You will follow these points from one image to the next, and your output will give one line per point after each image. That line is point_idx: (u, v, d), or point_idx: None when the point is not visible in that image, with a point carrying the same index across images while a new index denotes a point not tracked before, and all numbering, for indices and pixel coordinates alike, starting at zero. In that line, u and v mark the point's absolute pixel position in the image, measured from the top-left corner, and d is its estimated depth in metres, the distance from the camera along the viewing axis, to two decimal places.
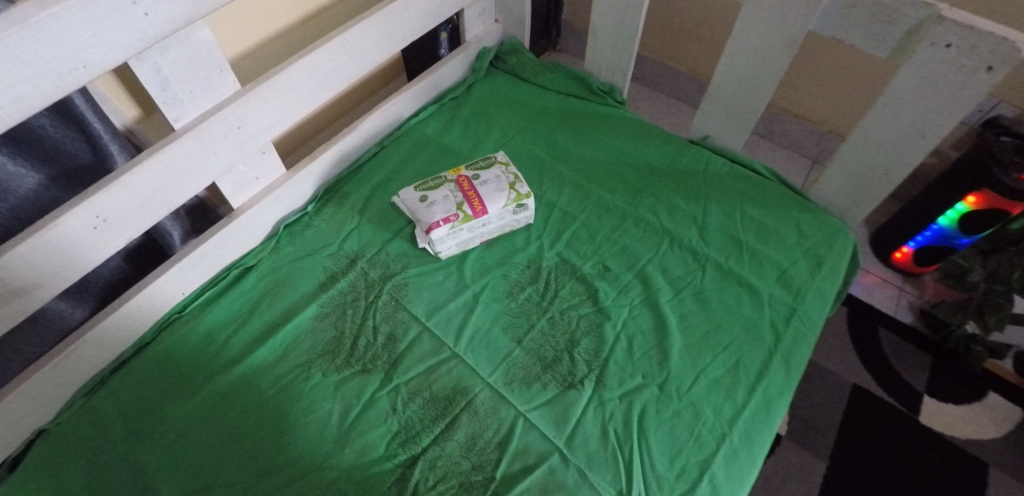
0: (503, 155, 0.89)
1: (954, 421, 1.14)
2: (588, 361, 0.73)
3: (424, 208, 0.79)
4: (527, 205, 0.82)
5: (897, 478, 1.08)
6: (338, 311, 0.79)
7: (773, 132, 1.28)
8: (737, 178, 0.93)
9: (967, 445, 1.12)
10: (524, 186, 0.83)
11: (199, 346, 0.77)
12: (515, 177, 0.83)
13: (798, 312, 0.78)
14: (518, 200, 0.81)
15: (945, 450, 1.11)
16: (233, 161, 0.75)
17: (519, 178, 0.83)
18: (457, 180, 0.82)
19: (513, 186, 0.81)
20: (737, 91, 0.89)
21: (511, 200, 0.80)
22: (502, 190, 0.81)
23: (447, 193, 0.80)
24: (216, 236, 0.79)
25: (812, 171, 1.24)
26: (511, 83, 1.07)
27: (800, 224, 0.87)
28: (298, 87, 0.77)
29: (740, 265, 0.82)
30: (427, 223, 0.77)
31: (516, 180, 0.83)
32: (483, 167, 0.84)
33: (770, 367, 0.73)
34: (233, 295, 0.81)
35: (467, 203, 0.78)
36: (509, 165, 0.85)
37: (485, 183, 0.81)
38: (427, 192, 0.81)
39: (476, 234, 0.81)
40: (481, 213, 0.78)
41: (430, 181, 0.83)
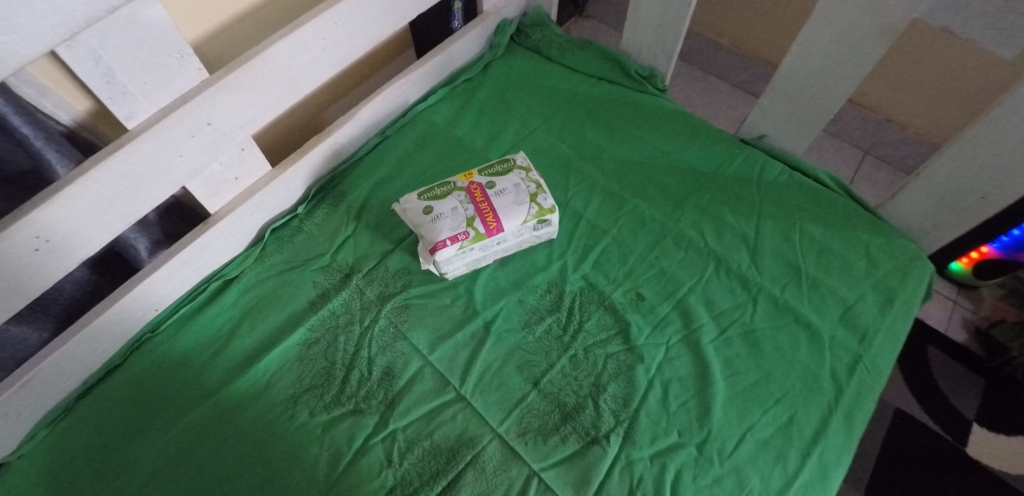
0: (524, 157, 0.74)
1: (1009, 458, 0.98)
2: (615, 411, 0.63)
3: (429, 222, 0.67)
4: (550, 220, 0.69)
5: None
6: (329, 336, 0.69)
7: None
8: (797, 188, 0.79)
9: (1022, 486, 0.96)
10: (548, 198, 0.69)
11: (174, 372, 0.68)
12: (538, 186, 0.70)
13: (863, 360, 0.67)
14: (539, 216, 0.68)
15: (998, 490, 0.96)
16: (204, 161, 0.63)
17: (542, 188, 0.70)
18: (469, 188, 0.69)
19: (535, 198, 0.68)
20: (807, 86, 0.74)
21: (532, 215, 0.67)
22: (522, 203, 0.68)
23: (456, 204, 0.67)
24: (191, 246, 0.69)
25: (864, 161, 1.15)
26: (534, 62, 0.93)
27: (869, 249, 0.74)
28: (281, 73, 0.65)
29: (797, 298, 0.70)
30: (431, 242, 0.66)
31: (539, 190, 0.69)
32: (501, 172, 0.71)
33: (829, 427, 0.62)
34: (212, 312, 0.71)
35: (480, 218, 0.66)
36: (530, 171, 0.71)
37: (502, 193, 0.68)
38: (431, 201, 0.68)
39: (489, 252, 0.69)
40: (496, 231, 0.66)
41: (437, 188, 0.70)
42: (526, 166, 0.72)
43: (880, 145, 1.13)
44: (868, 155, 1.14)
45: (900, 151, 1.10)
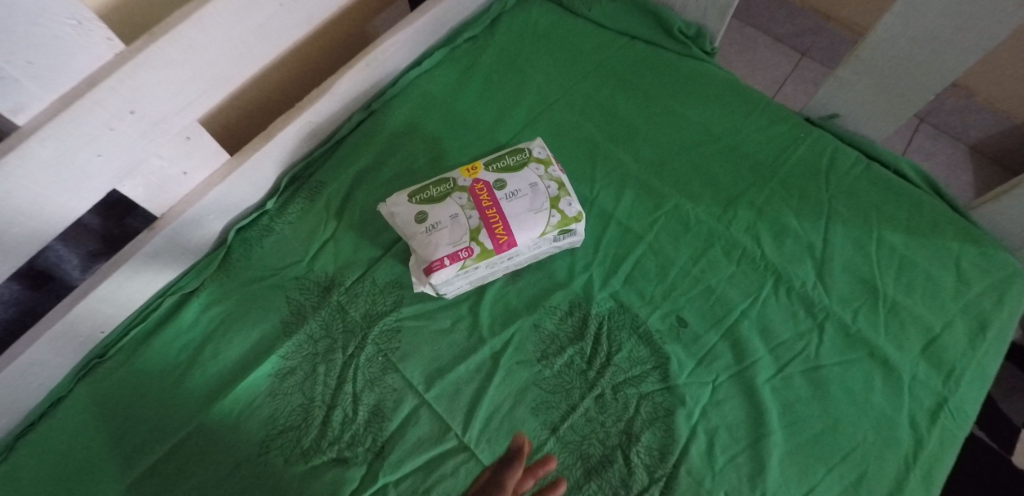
0: (541, 143, 0.61)
1: None
2: (650, 467, 0.52)
3: (423, 234, 0.54)
4: (574, 230, 0.56)
5: None
6: (306, 367, 0.57)
7: None
8: (875, 183, 0.64)
9: None
10: (572, 203, 0.57)
11: (126, 407, 0.57)
12: (558, 186, 0.57)
13: (949, 404, 0.55)
14: (561, 226, 0.55)
15: None
16: (135, 157, 0.50)
17: (563, 189, 0.57)
18: (473, 189, 0.56)
19: (556, 203, 0.56)
20: (908, 55, 0.58)
21: (552, 226, 0.55)
22: (540, 210, 0.55)
23: (457, 211, 0.55)
24: (135, 257, 0.57)
25: (916, 132, 1.07)
26: (554, 16, 0.75)
27: (959, 263, 0.61)
28: (223, 38, 0.49)
29: (872, 326, 0.58)
30: (426, 259, 0.54)
31: (560, 192, 0.57)
32: (513, 168, 0.58)
33: (906, 488, 0.52)
34: (170, 334, 0.60)
35: (487, 230, 0.54)
36: (550, 165, 0.58)
37: (515, 197, 0.56)
38: (426, 207, 0.56)
39: (497, 269, 0.57)
40: (507, 246, 0.54)
41: (432, 187, 0.57)
42: (543, 160, 0.59)
43: (936, 113, 1.04)
44: (922, 124, 1.06)
45: (957, 121, 1.02)
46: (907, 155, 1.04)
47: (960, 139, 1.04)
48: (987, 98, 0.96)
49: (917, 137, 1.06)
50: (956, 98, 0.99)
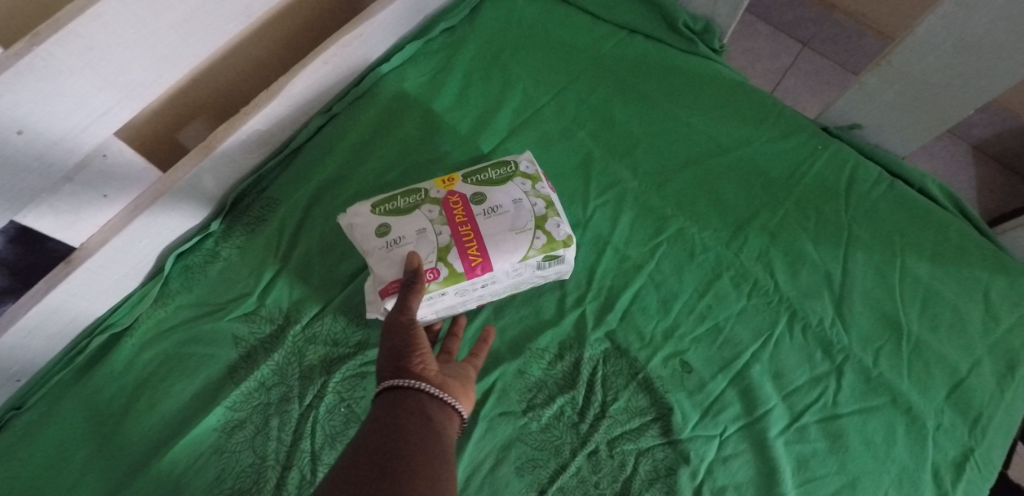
0: (530, 156, 0.53)
1: None
2: None
3: (383, 251, 0.47)
4: (561, 257, 0.48)
5: None
6: (258, 419, 0.50)
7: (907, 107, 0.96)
8: (899, 204, 0.58)
9: None
10: (561, 224, 0.49)
11: (47, 467, 0.48)
12: (546, 204, 0.49)
13: (976, 456, 0.50)
14: (547, 250, 0.47)
15: None
16: (34, 183, 0.41)
17: (552, 207, 0.50)
18: (446, 201, 0.49)
19: (542, 223, 0.48)
20: (952, 62, 0.50)
21: (536, 249, 0.47)
22: (523, 230, 0.47)
23: (425, 226, 0.47)
24: (48, 298, 0.48)
25: None
26: (543, 5, 0.66)
27: (987, 296, 0.55)
28: (137, 35, 0.40)
29: (895, 369, 0.52)
30: (384, 283, 0.46)
31: (549, 210, 0.49)
32: (495, 180, 0.50)
33: None
34: (100, 378, 0.52)
35: (458, 250, 0.46)
36: (538, 181, 0.51)
37: (496, 212, 0.48)
38: (389, 220, 0.48)
39: (469, 296, 0.49)
40: (481, 270, 0.46)
41: (401, 197, 0.50)
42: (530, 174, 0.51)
43: None
44: None
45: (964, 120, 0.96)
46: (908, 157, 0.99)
47: (965, 140, 0.98)
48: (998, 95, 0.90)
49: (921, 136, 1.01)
50: None
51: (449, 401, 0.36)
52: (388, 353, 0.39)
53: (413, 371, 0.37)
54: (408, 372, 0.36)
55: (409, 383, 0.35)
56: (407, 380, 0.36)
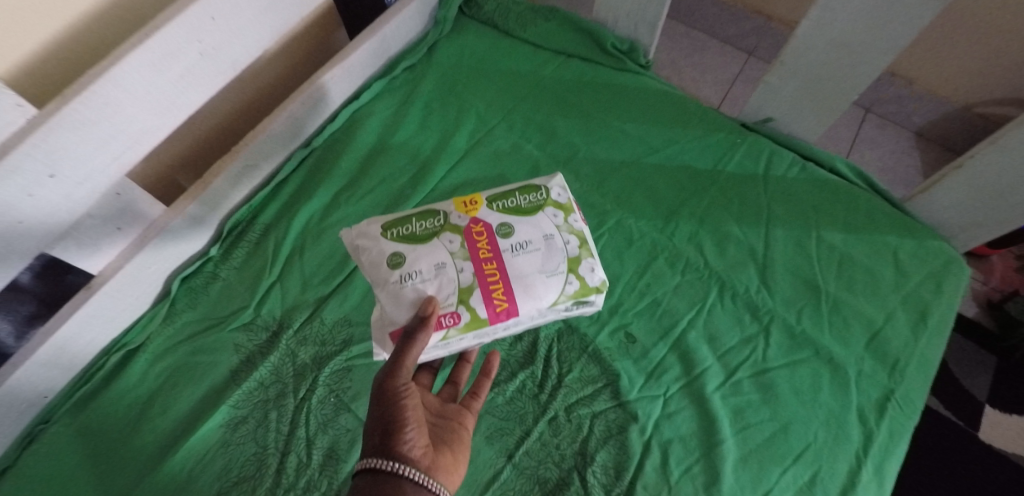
0: (562, 181, 0.58)
1: (1011, 434, 1.00)
2: (606, 486, 0.52)
3: (397, 284, 0.50)
4: (591, 301, 0.53)
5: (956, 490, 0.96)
6: (258, 414, 0.57)
7: None
8: (812, 184, 0.66)
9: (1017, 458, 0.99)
10: (593, 268, 0.53)
11: (75, 471, 0.55)
12: (579, 244, 0.54)
13: (896, 397, 0.56)
14: (577, 296, 0.52)
15: (990, 456, 0.99)
16: (62, 222, 0.49)
17: (584, 248, 0.54)
18: (470, 231, 0.53)
19: (575, 268, 0.52)
20: (829, 58, 0.59)
21: (569, 295, 0.52)
22: (555, 274, 0.51)
23: (445, 261, 0.51)
24: (71, 320, 0.56)
25: (865, 122, 1.10)
26: (489, 39, 0.76)
27: (897, 256, 0.62)
28: (143, 90, 0.49)
29: (817, 325, 0.59)
30: (396, 325, 0.49)
31: (581, 251, 0.53)
32: (525, 211, 0.55)
33: (859, 484, 0.53)
34: (119, 390, 0.59)
35: (483, 293, 0.50)
36: (570, 218, 0.55)
37: (526, 247, 0.52)
38: (403, 248, 0.52)
39: (486, 338, 0.53)
40: (504, 315, 0.50)
41: (418, 223, 0.54)
42: (561, 206, 0.56)
43: (882, 104, 1.07)
44: (870, 114, 1.10)
45: (903, 110, 1.05)
46: (856, 147, 1.07)
47: (907, 127, 1.07)
48: (928, 84, 0.99)
49: (866, 127, 1.10)
50: (899, 87, 1.02)
51: (429, 483, 0.42)
52: (381, 424, 0.44)
53: (400, 451, 0.42)
54: (395, 453, 0.42)
55: (392, 465, 0.41)
56: (393, 463, 0.41)
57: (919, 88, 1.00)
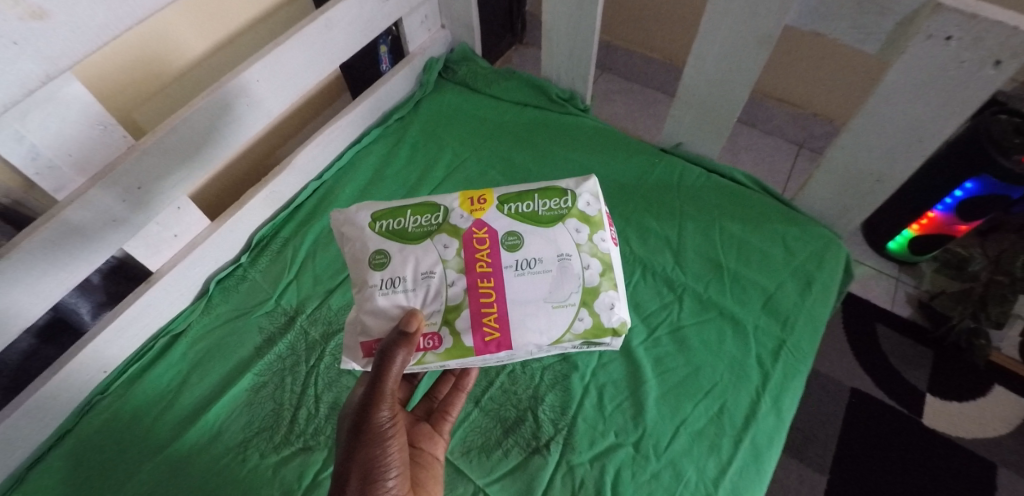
0: (593, 189, 0.61)
1: (951, 419, 1.11)
2: (554, 420, 0.66)
3: (383, 286, 0.57)
4: (602, 341, 0.59)
5: (904, 472, 1.05)
6: (276, 379, 0.71)
7: (778, 128, 1.30)
8: (715, 189, 0.83)
9: (956, 438, 1.09)
10: (609, 308, 0.58)
11: (126, 429, 0.69)
12: (600, 272, 0.58)
13: (787, 345, 0.70)
14: (584, 335, 0.57)
15: (933, 439, 1.09)
16: (139, 224, 0.67)
17: (604, 277, 0.58)
18: (472, 241, 0.58)
19: (590, 306, 0.57)
20: (712, 93, 0.79)
21: (577, 333, 0.57)
22: (563, 311, 0.56)
23: (431, 272, 0.57)
24: (134, 306, 0.71)
25: (799, 156, 1.30)
26: (462, 95, 0.98)
27: (786, 240, 0.78)
28: (206, 131, 0.68)
29: (721, 292, 0.74)
30: (370, 341, 0.56)
31: (600, 282, 0.58)
32: (544, 222, 0.59)
33: (758, 412, 0.66)
34: (164, 366, 0.73)
35: (483, 319, 0.56)
36: (593, 239, 0.59)
37: (537, 269, 0.57)
38: (391, 249, 0.58)
39: (472, 362, 0.59)
40: (494, 346, 0.56)
41: (414, 225, 0.60)
42: (586, 222, 0.59)
43: (811, 139, 1.28)
44: (802, 149, 1.30)
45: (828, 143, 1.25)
46: (793, 177, 1.27)
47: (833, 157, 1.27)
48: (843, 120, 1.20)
49: (800, 160, 1.30)
50: (822, 124, 1.23)
51: None
52: (362, 460, 0.50)
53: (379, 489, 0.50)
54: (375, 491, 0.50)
55: None
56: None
57: (835, 123, 1.21)
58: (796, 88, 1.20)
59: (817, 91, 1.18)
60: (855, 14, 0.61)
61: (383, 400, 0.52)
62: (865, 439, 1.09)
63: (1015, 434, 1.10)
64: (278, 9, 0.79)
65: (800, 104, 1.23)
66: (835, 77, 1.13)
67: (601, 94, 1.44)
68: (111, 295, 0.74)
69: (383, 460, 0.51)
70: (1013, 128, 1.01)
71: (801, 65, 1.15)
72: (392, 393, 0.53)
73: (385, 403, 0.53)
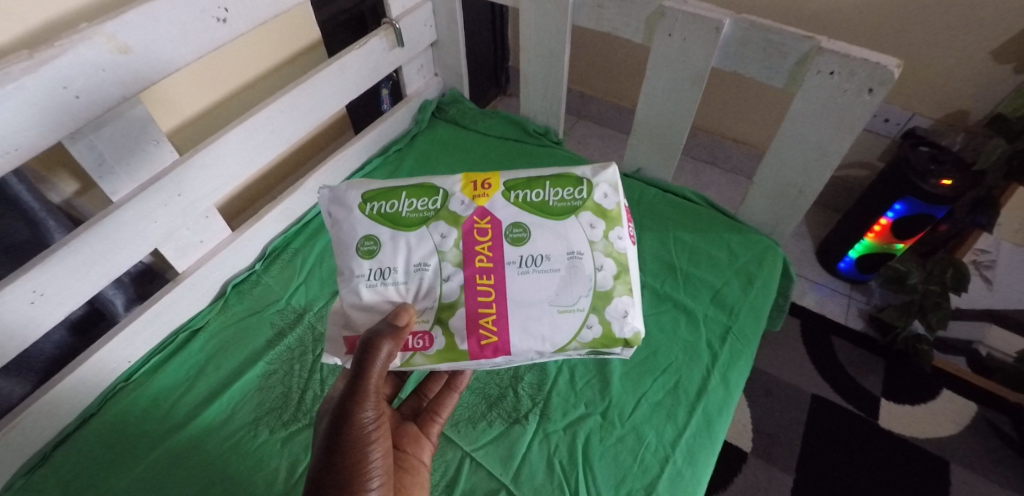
0: (609, 178, 0.61)
1: (905, 420, 1.20)
2: (532, 395, 0.76)
3: (371, 273, 0.58)
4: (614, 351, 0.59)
5: (863, 470, 1.13)
6: (285, 367, 0.80)
7: (732, 164, 1.47)
8: (668, 205, 0.98)
9: (909, 438, 1.18)
10: (621, 318, 0.57)
11: (145, 414, 0.76)
12: (613, 275, 0.58)
13: (733, 330, 0.81)
14: (590, 344, 0.58)
15: (889, 439, 1.18)
16: (175, 227, 0.78)
17: (618, 281, 0.58)
18: (472, 233, 0.59)
19: (602, 314, 0.57)
20: (661, 124, 0.94)
21: (584, 342, 0.57)
22: (570, 315, 0.57)
23: (423, 265, 0.58)
24: (161, 301, 0.80)
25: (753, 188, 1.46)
26: (452, 130, 1.13)
27: (730, 245, 0.92)
28: (238, 149, 0.81)
29: (675, 288, 0.86)
30: (353, 339, 0.58)
31: (612, 286, 0.58)
32: (558, 215, 0.59)
33: (709, 386, 0.75)
34: (183, 358, 0.82)
35: (483, 320, 0.57)
36: (609, 237, 0.59)
37: (545, 267, 0.57)
38: (381, 236, 0.59)
39: (472, 366, 0.60)
40: (490, 351, 0.56)
41: (406, 213, 0.60)
42: (601, 218, 0.59)
43: None
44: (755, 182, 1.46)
45: None
46: None
47: None
48: None
49: None
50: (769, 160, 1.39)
51: None
52: (344, 458, 0.50)
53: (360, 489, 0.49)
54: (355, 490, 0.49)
55: None
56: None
57: None
58: (746, 128, 1.37)
59: (763, 130, 1.35)
60: (763, 57, 0.78)
61: (368, 398, 0.52)
62: (826, 440, 1.17)
63: (964, 433, 1.19)
64: (298, 56, 0.94)
65: (751, 142, 1.39)
66: (776, 118, 1.30)
67: (577, 137, 1.61)
68: (140, 293, 0.85)
69: (366, 460, 0.51)
70: (929, 157, 1.17)
71: (747, 109, 1.32)
72: (375, 391, 0.54)
73: (369, 402, 0.53)
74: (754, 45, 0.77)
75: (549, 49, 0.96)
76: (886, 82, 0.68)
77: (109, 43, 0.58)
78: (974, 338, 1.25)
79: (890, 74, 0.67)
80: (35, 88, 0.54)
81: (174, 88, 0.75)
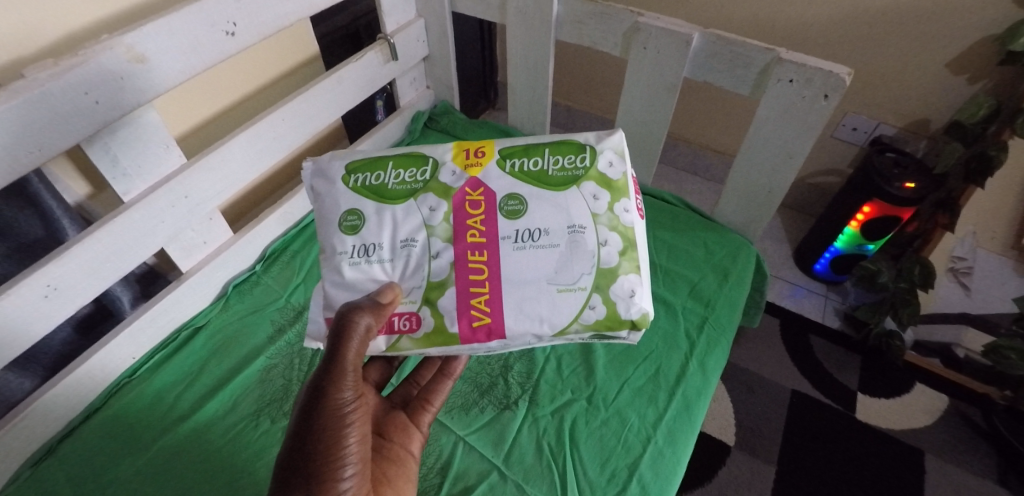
0: (614, 146, 0.62)
1: (881, 413, 1.26)
2: (521, 383, 0.80)
3: (357, 248, 0.59)
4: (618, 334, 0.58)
5: (842, 461, 1.17)
6: (285, 361, 0.84)
7: (711, 172, 1.54)
8: (648, 207, 1.04)
9: (885, 429, 1.23)
10: (626, 301, 0.57)
11: (149, 407, 0.79)
12: (619, 251, 0.58)
13: (710, 320, 0.86)
14: (592, 327, 0.57)
15: (865, 430, 1.23)
16: (181, 228, 0.82)
17: (624, 258, 0.58)
18: (465, 204, 0.60)
19: (607, 296, 0.57)
20: (640, 131, 1.00)
21: (586, 324, 0.57)
22: (572, 296, 0.57)
23: (409, 243, 0.59)
24: (166, 300, 0.84)
25: None
26: (443, 139, 1.19)
27: (707, 243, 0.97)
28: (242, 155, 0.86)
29: (654, 283, 0.92)
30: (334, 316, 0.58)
31: (617, 263, 0.58)
32: (559, 186, 0.60)
33: (688, 372, 0.80)
34: (186, 354, 0.85)
35: (478, 298, 0.57)
36: (615, 210, 0.59)
37: (542, 241, 0.58)
38: (365, 210, 0.60)
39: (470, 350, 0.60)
40: (483, 334, 0.57)
41: (392, 185, 0.61)
42: (605, 188, 0.60)
43: None
44: None
45: None
46: None
47: None
48: None
49: None
50: None
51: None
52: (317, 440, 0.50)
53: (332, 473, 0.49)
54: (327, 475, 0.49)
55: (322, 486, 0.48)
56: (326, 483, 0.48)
57: None
58: (722, 138, 1.45)
59: (739, 139, 1.42)
60: (730, 67, 0.85)
61: (346, 379, 0.52)
62: (805, 432, 1.22)
63: (937, 424, 1.24)
64: (297, 69, 0.99)
65: (728, 151, 1.46)
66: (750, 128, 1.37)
67: None
68: (145, 292, 0.89)
69: (342, 443, 0.51)
70: (893, 162, 1.24)
71: (723, 120, 1.40)
72: (354, 373, 0.53)
73: (347, 383, 0.53)
74: (721, 56, 0.84)
75: (534, 62, 1.03)
76: (839, 88, 0.75)
77: (128, 54, 0.63)
78: (949, 340, 1.30)
79: (842, 81, 0.74)
80: (59, 96, 0.59)
81: (181, 97, 0.80)
